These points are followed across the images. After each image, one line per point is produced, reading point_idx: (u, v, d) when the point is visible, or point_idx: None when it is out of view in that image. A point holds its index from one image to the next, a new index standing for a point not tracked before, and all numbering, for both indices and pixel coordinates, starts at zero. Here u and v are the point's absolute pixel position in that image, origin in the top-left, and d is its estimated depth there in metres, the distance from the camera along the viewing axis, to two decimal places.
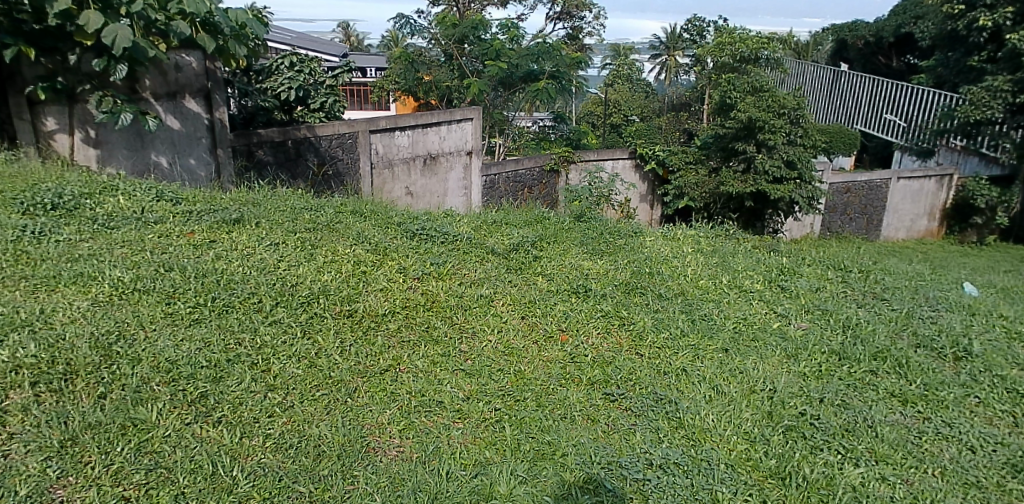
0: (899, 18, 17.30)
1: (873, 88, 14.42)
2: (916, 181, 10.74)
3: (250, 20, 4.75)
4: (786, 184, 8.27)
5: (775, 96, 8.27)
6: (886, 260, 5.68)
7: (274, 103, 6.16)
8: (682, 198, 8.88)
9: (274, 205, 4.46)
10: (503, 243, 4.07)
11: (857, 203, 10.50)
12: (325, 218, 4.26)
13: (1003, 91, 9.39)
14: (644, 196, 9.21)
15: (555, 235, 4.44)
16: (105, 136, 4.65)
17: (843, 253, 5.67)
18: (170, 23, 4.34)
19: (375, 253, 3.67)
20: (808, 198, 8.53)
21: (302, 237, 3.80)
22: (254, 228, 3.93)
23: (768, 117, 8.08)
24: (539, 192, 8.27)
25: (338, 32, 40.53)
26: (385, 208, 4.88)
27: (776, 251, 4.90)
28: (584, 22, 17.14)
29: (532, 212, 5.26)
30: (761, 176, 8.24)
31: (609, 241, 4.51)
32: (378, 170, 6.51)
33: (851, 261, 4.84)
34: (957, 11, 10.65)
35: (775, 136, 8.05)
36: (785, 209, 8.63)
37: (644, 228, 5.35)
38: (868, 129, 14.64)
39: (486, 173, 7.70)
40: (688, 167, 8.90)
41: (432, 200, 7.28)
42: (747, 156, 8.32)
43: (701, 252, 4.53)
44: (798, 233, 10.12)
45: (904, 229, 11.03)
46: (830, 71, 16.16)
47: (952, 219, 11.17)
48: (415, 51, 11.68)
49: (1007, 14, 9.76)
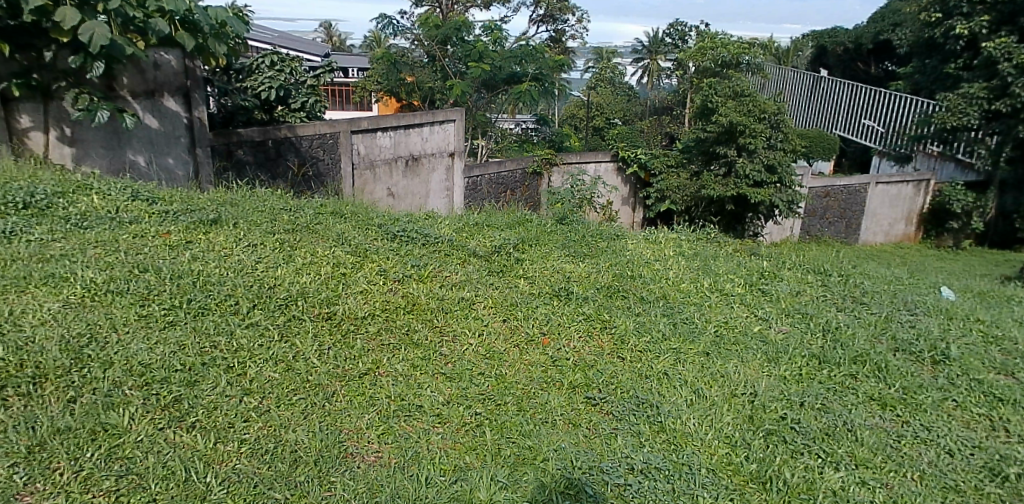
0: (877, 26, 17.63)
1: (852, 94, 14.62)
2: (894, 186, 10.92)
3: (231, 19, 4.67)
4: (766, 188, 8.35)
5: (756, 101, 8.36)
6: (864, 265, 5.76)
7: (254, 103, 6.09)
8: (664, 202, 8.92)
9: (253, 205, 4.40)
10: (485, 246, 4.04)
11: (836, 207, 10.64)
12: (304, 219, 4.19)
13: (980, 98, 9.59)
14: (626, 199, 9.26)
15: (537, 238, 4.42)
16: (81, 134, 4.55)
17: (822, 257, 5.75)
18: (149, 20, 4.27)
19: (355, 255, 3.62)
20: (788, 202, 8.61)
21: (280, 238, 3.76)
22: (231, 229, 3.87)
23: (749, 121, 8.17)
24: (522, 194, 8.26)
25: (319, 32, 40.25)
26: (367, 209, 4.84)
27: (756, 255, 4.93)
28: (567, 25, 17.23)
29: (514, 214, 5.23)
30: (741, 179, 8.32)
31: (591, 244, 4.51)
32: (359, 171, 6.46)
33: (831, 265, 4.89)
34: (934, 19, 10.91)
35: (756, 141, 8.15)
36: (765, 212, 8.72)
37: (626, 231, 5.36)
38: (847, 134, 14.83)
39: (468, 175, 7.68)
40: (670, 171, 8.95)
41: (414, 201, 7.23)
42: (728, 160, 8.40)
43: (682, 255, 4.53)
44: (777, 237, 10.23)
45: (881, 233, 11.18)
46: (809, 77, 16.35)
47: (927, 224, 11.37)
48: (397, 52, 11.65)
49: (984, 23, 10.02)
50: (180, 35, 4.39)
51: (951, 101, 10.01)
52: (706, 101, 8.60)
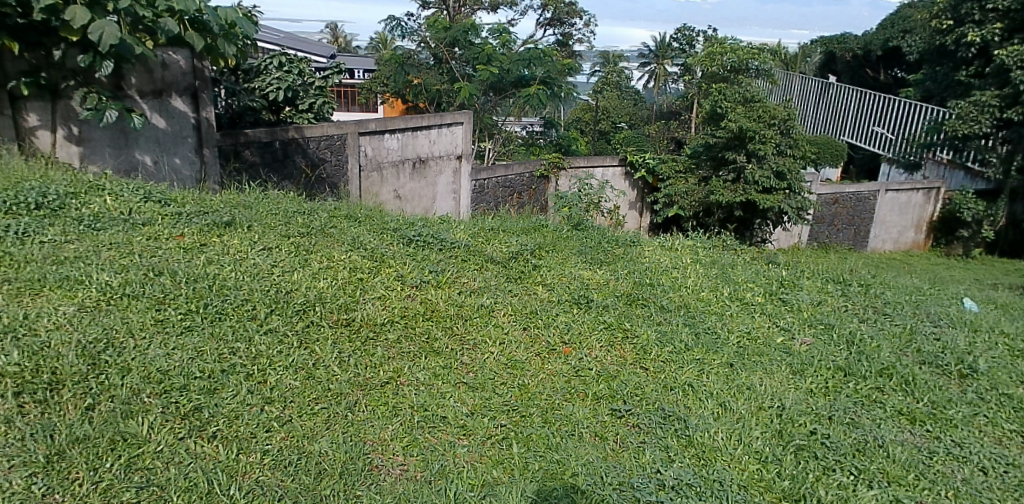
0: (886, 32, 17.61)
1: (861, 101, 14.58)
2: (903, 193, 10.84)
3: (241, 20, 4.66)
4: (775, 194, 8.30)
5: (766, 107, 8.32)
6: (881, 274, 5.71)
7: (262, 104, 6.09)
8: (672, 207, 8.86)
9: (267, 208, 4.36)
10: (502, 252, 3.98)
11: (844, 214, 10.60)
12: (318, 223, 4.15)
13: (991, 105, 9.56)
14: (633, 203, 9.28)
15: (553, 244, 4.36)
16: (88, 133, 4.53)
17: (838, 266, 5.72)
18: (158, 20, 4.25)
19: (372, 259, 3.58)
20: (797, 209, 8.53)
21: (296, 242, 3.73)
22: (245, 231, 3.84)
23: (758, 127, 8.11)
24: (528, 198, 8.27)
25: (325, 33, 40.36)
26: (380, 212, 4.78)
27: (774, 263, 4.88)
28: (575, 29, 17.27)
29: (528, 219, 5.17)
30: (750, 185, 8.30)
31: (607, 251, 4.46)
32: (367, 173, 6.43)
33: (852, 275, 4.85)
34: (945, 26, 10.88)
35: (765, 146, 8.09)
36: (773, 219, 8.70)
37: (640, 236, 5.30)
38: (855, 141, 14.77)
39: (476, 178, 7.68)
40: (678, 176, 8.95)
41: (421, 203, 7.21)
42: (736, 166, 8.38)
43: (700, 262, 4.48)
44: (784, 243, 10.22)
45: (890, 241, 11.14)
46: (817, 83, 16.33)
47: (938, 232, 11.32)
48: (405, 54, 11.95)
49: (996, 30, 10.04)
50: (190, 35, 4.37)
51: (962, 108, 9.87)
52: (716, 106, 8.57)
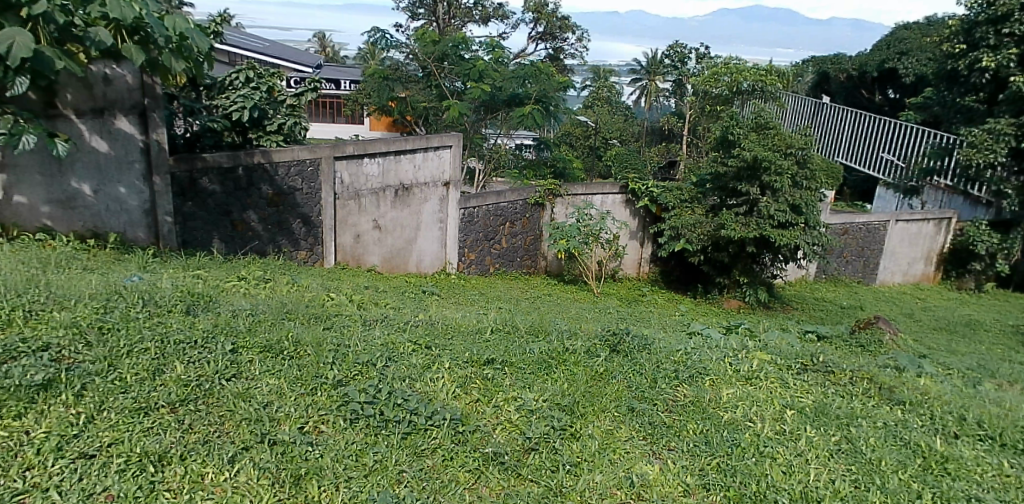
0: (883, 53, 16.54)
1: (855, 123, 12.98)
2: (914, 223, 9.99)
3: (192, 30, 3.74)
4: (792, 230, 6.87)
5: (781, 134, 6.93)
6: (958, 383, 4.26)
7: (224, 124, 5.21)
8: (678, 240, 7.62)
9: (136, 333, 2.73)
10: (507, 438, 2.38)
11: (854, 245, 9.72)
12: (202, 372, 2.50)
13: (1006, 134, 8.60)
14: (633, 233, 8.30)
15: (587, 397, 2.78)
16: (12, 159, 4.08)
17: (903, 368, 4.29)
18: (89, 29, 3.52)
19: (277, 486, 1.96)
20: (813, 244, 7.03)
21: (147, 434, 2.10)
22: (60, 409, 2.17)
23: (774, 157, 6.74)
24: (522, 228, 7.62)
25: (314, 43, 38.83)
26: (311, 326, 3.18)
27: (881, 399, 3.37)
28: (567, 43, 15.83)
29: (519, 327, 3.63)
30: (764, 219, 6.88)
31: (661, 396, 2.93)
32: (343, 201, 5.94)
33: (980, 412, 3.41)
34: (957, 50, 9.49)
35: (782, 178, 6.72)
36: (788, 255, 7.26)
37: (684, 345, 3.79)
38: (852, 163, 13.02)
39: (464, 206, 7.03)
40: (683, 206, 7.76)
41: (404, 234, 6.61)
42: (749, 198, 7.00)
43: (808, 418, 2.98)
44: (792, 277, 9.42)
45: (899, 272, 10.24)
46: (808, 104, 14.63)
47: (948, 262, 10.43)
48: (392, 65, 10.49)
49: (1012, 56, 8.78)
50: (127, 47, 3.63)
51: (976, 136, 8.83)
52: (727, 132, 7.14)
